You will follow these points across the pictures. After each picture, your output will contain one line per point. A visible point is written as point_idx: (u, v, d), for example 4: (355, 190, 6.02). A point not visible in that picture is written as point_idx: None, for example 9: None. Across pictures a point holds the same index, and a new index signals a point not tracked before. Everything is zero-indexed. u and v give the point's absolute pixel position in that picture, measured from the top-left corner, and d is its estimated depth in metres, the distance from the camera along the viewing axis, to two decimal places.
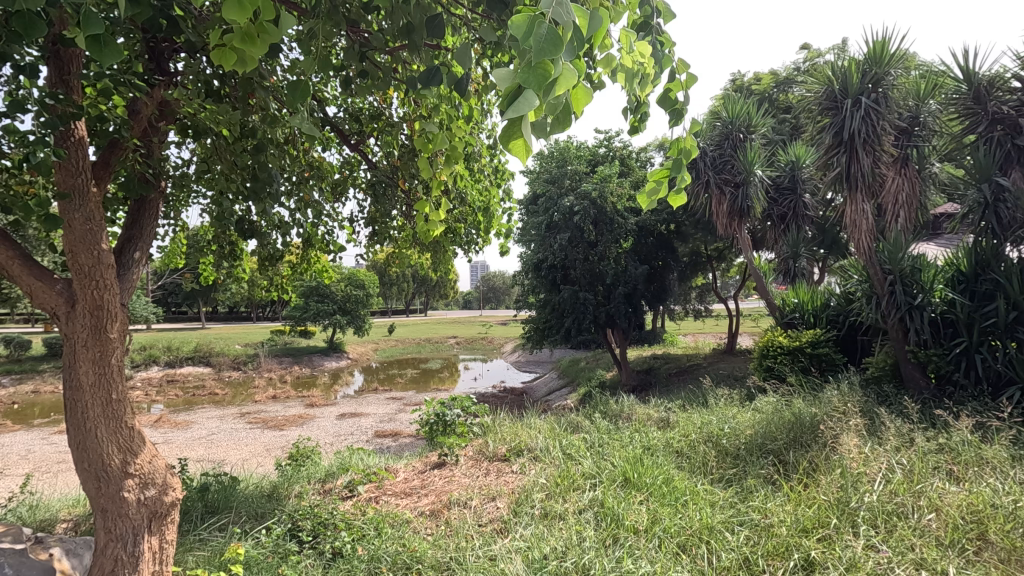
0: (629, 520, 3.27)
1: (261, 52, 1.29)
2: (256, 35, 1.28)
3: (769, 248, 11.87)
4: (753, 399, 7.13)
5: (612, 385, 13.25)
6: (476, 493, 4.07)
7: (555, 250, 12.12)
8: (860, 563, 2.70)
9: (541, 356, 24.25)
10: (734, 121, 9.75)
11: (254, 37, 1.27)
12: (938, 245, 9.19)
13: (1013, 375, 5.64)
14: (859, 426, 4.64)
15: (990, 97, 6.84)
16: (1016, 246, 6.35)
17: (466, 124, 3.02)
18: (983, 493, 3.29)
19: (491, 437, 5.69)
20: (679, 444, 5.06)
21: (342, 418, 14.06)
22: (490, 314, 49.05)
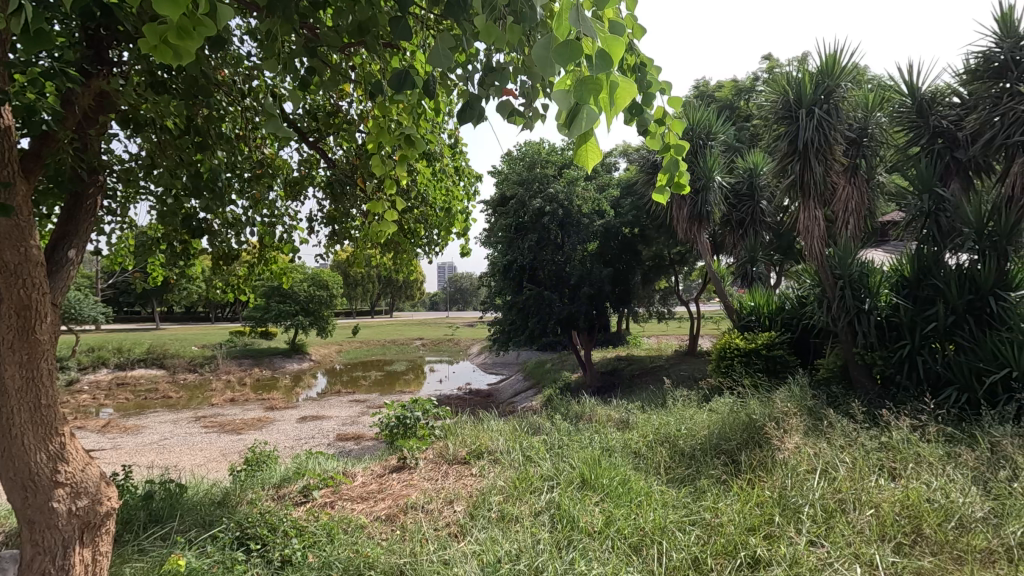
0: (583, 522, 3.30)
1: (198, 46, 1.22)
2: (194, 29, 1.22)
3: (728, 252, 12.19)
4: (711, 399, 7.31)
5: (576, 386, 13.36)
6: (434, 497, 4.03)
7: (521, 252, 12.13)
8: (801, 559, 2.79)
9: (507, 358, 24.21)
10: (695, 128, 9.98)
11: (189, 31, 1.21)
12: (886, 252, 9.62)
13: (951, 375, 5.94)
14: (808, 427, 4.79)
15: (932, 112, 7.24)
16: (955, 253, 6.70)
17: (424, 123, 2.98)
18: (919, 489, 3.46)
19: (452, 439, 5.64)
20: (637, 444, 5.14)
21: (302, 422, 13.73)
22: (456, 315, 48.74)
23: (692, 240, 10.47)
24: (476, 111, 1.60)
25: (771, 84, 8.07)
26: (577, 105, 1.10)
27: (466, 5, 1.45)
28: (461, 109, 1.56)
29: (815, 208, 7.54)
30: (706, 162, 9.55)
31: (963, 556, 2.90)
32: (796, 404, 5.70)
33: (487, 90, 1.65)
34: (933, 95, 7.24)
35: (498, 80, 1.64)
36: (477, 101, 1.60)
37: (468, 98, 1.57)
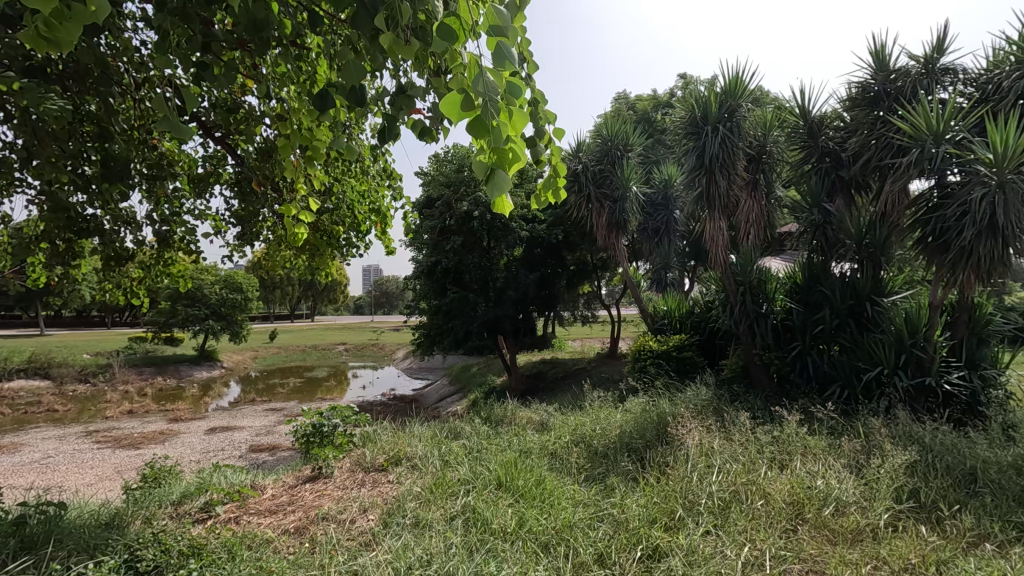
0: (496, 524, 3.35)
1: (75, 36, 1.15)
2: (69, 18, 1.14)
3: (645, 259, 12.77)
4: (626, 400, 7.62)
5: (501, 390, 13.45)
6: (347, 507, 3.91)
7: (447, 255, 12.09)
8: (698, 548, 2.99)
9: (432, 363, 23.97)
10: (614, 139, 10.38)
11: (65, 22, 1.13)
12: (783, 260, 10.44)
13: (836, 373, 6.57)
14: (710, 426, 5.12)
15: (821, 133, 7.84)
16: (839, 262, 7.40)
17: (336, 126, 2.84)
18: (804, 478, 3.78)
19: (370, 446, 5.50)
20: (554, 445, 5.25)
21: (211, 434, 12.87)
22: (381, 319, 47.56)
23: (611, 247, 10.87)
24: (393, 130, 1.61)
25: (681, 102, 8.54)
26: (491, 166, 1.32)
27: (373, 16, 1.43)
28: (379, 129, 1.56)
29: (720, 219, 8.04)
30: (623, 173, 9.97)
31: (837, 537, 3.24)
32: (701, 403, 6.07)
33: (401, 111, 1.61)
34: (823, 118, 7.79)
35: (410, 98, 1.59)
36: (395, 120, 1.62)
37: (385, 118, 1.58)
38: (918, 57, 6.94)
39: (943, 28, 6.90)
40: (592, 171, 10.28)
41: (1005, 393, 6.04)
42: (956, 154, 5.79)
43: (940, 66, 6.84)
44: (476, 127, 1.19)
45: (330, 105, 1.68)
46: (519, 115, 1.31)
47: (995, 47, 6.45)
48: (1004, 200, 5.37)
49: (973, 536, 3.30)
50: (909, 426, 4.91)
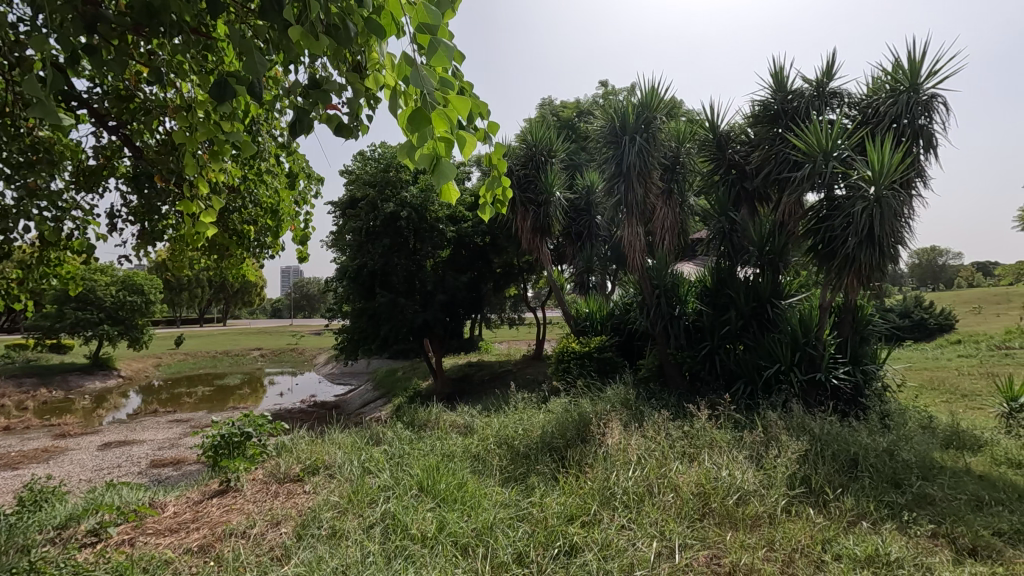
0: (415, 529, 3.30)
1: None
2: None
3: (568, 262, 13.09)
4: (548, 400, 7.76)
5: (426, 393, 13.30)
6: (258, 520, 3.70)
7: (371, 257, 11.79)
8: (611, 542, 3.12)
9: (355, 368, 23.22)
10: (537, 144, 10.55)
11: None
12: (695, 264, 11.07)
13: (741, 370, 7.09)
14: (627, 423, 5.33)
15: (728, 146, 8.32)
16: (744, 267, 7.95)
17: (243, 120, 2.68)
18: (710, 470, 4.01)
19: (285, 456, 5.23)
20: (476, 448, 5.25)
21: (105, 449, 11.76)
22: (300, 323, 45.58)
23: (535, 250, 11.04)
24: (306, 124, 1.53)
25: (601, 111, 8.81)
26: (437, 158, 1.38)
27: (282, 10, 1.36)
28: (289, 122, 1.49)
29: (637, 225, 8.38)
30: (547, 178, 10.16)
31: (738, 523, 3.49)
32: (620, 402, 6.30)
33: (314, 107, 1.53)
34: (729, 132, 8.26)
35: (323, 94, 1.51)
36: (306, 114, 1.54)
37: (296, 111, 1.50)
38: (810, 80, 7.57)
39: (831, 56, 7.58)
40: (517, 175, 10.42)
41: (881, 385, 6.76)
42: (841, 170, 6.40)
43: (829, 90, 7.50)
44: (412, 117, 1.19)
45: (230, 95, 1.55)
46: (460, 100, 1.31)
47: (873, 75, 7.18)
48: (880, 213, 6.00)
49: (854, 516, 3.66)
50: (801, 418, 5.36)
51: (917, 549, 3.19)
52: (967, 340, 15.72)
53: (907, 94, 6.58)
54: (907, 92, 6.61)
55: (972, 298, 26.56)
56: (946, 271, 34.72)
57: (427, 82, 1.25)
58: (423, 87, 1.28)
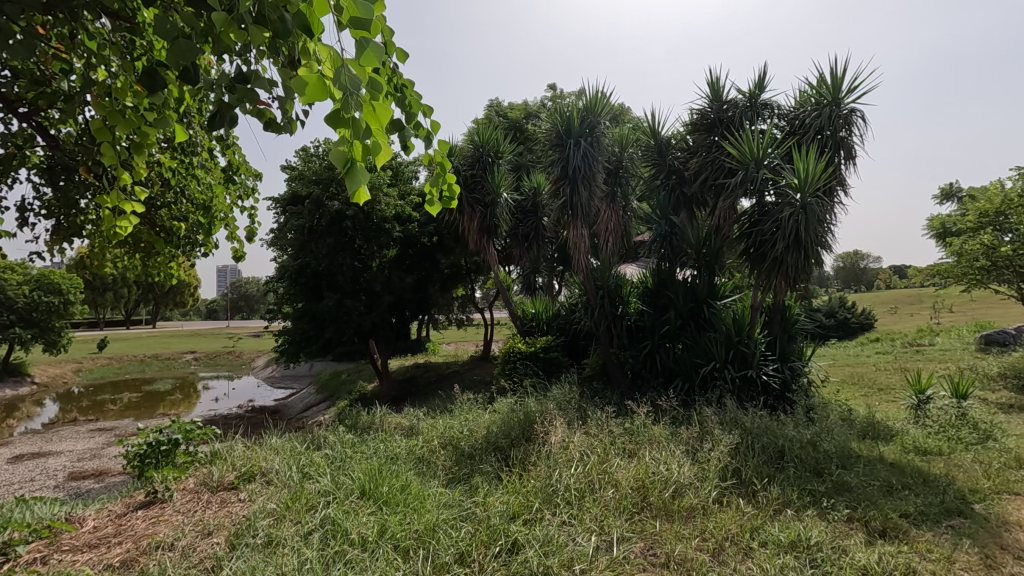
0: (355, 533, 3.24)
1: None
2: None
3: (515, 263, 13.18)
4: (494, 400, 7.78)
5: (371, 395, 13.04)
6: (187, 532, 3.51)
7: (314, 257, 11.46)
8: (552, 538, 3.17)
9: (297, 370, 22.46)
10: (484, 145, 10.56)
11: None
12: (638, 265, 11.39)
13: (679, 368, 7.40)
14: (570, 421, 5.42)
15: (668, 152, 8.59)
16: (683, 269, 8.27)
17: (172, 110, 2.54)
18: (649, 465, 4.14)
19: (218, 463, 4.98)
20: (421, 449, 5.20)
21: (16, 462, 10.84)
22: (238, 324, 43.65)
23: (481, 250, 11.04)
24: (227, 119, 1.40)
25: (547, 114, 8.88)
26: (349, 161, 1.27)
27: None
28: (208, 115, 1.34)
29: (582, 227, 8.52)
30: (494, 179, 10.20)
31: (673, 515, 3.63)
32: (564, 401, 6.40)
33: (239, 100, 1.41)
34: (669, 139, 8.55)
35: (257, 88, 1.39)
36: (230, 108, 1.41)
37: (217, 103, 1.37)
38: (744, 91, 7.94)
39: (762, 70, 7.99)
40: (464, 175, 10.42)
41: (806, 380, 7.20)
42: (770, 177, 6.78)
43: (760, 101, 7.90)
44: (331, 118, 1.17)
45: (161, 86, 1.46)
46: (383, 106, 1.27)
47: (800, 89, 7.61)
48: (805, 219, 6.38)
49: (780, 504, 3.87)
50: (734, 412, 5.62)
51: (834, 533, 3.42)
52: (883, 338, 16.93)
53: (830, 108, 7.04)
54: (829, 106, 7.05)
55: (889, 299, 28.59)
56: (867, 274, 37.28)
57: (351, 81, 1.22)
58: (347, 85, 1.22)
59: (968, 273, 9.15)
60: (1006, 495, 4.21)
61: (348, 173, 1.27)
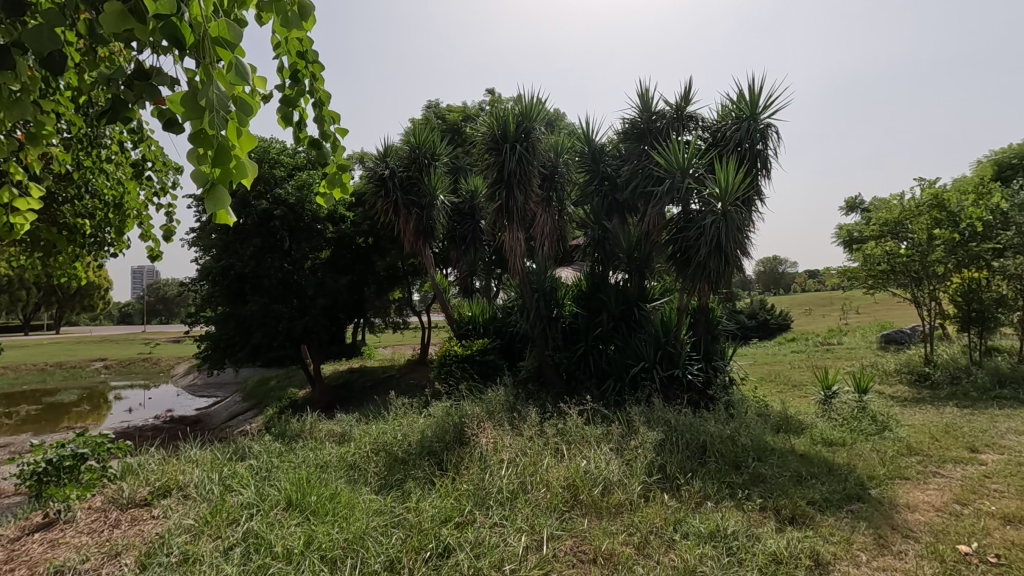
0: (280, 546, 3.11)
1: None
2: None
3: (452, 266, 13.11)
4: (429, 404, 7.71)
5: (303, 402, 12.57)
6: (92, 554, 3.24)
7: (241, 257, 10.93)
8: (483, 540, 3.19)
9: (222, 378, 21.30)
10: (421, 147, 10.46)
11: None
12: (572, 269, 11.64)
13: (612, 368, 7.65)
14: (503, 424, 5.46)
15: (602, 160, 8.83)
16: (615, 272, 8.55)
17: (64, 102, 2.31)
18: (581, 464, 4.24)
19: (130, 479, 4.64)
20: (353, 456, 5.07)
21: None
22: (155, 330, 40.85)
23: (418, 253, 10.90)
24: (124, 113, 1.29)
25: (484, 118, 8.87)
26: (209, 179, 0.97)
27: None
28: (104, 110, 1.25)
29: (518, 231, 8.59)
30: (431, 181, 10.16)
31: (603, 512, 3.76)
32: (499, 404, 6.43)
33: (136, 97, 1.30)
34: (602, 147, 8.80)
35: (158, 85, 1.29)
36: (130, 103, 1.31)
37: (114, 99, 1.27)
38: (671, 103, 8.29)
39: (688, 83, 8.37)
40: (400, 177, 10.27)
41: (727, 378, 7.62)
42: (695, 187, 7.15)
43: (686, 113, 8.28)
44: (193, 136, 0.92)
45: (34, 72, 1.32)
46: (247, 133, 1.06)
47: (722, 103, 8.04)
48: (726, 226, 6.76)
49: (700, 496, 4.08)
50: (661, 411, 5.84)
51: (749, 522, 3.65)
52: (799, 338, 18.17)
53: (749, 122, 7.49)
54: (748, 120, 7.50)
55: (805, 301, 30.65)
56: (785, 278, 39.76)
57: (220, 98, 0.98)
58: (217, 100, 0.99)
59: (869, 277, 9.97)
60: (897, 480, 4.64)
61: (210, 195, 0.96)
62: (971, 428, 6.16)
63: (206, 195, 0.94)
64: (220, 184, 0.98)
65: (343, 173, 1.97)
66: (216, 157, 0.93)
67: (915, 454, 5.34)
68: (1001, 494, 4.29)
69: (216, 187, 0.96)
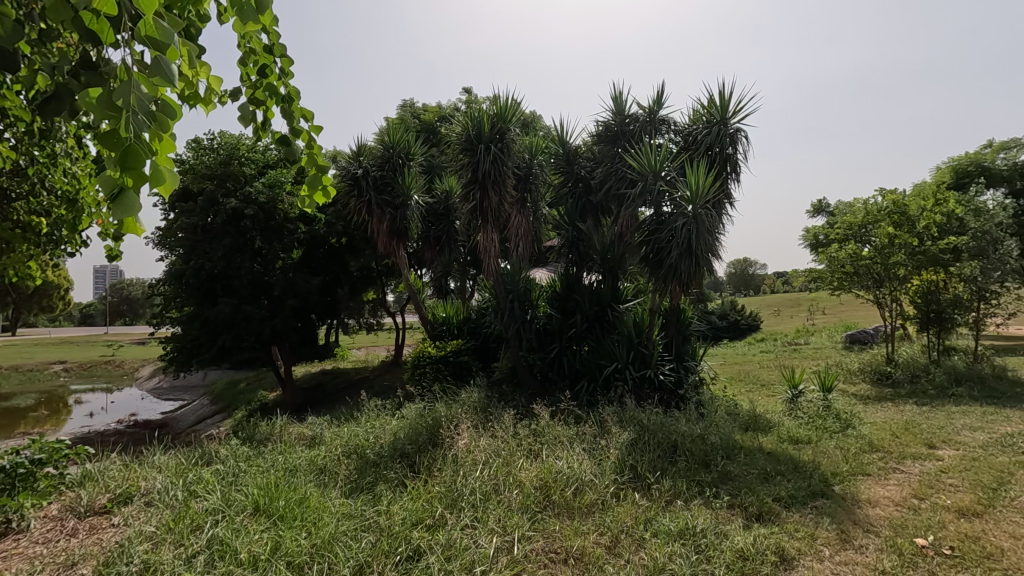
0: (245, 553, 3.04)
1: None
2: None
3: (427, 266, 13.02)
4: (403, 406, 7.63)
5: (273, 405, 12.32)
6: (47, 565, 3.11)
7: (209, 257, 10.66)
8: (454, 543, 3.17)
9: (188, 380, 20.74)
10: (395, 147, 10.35)
11: None
12: (546, 270, 11.66)
13: (585, 369, 7.70)
14: (476, 426, 5.44)
15: (577, 162, 8.86)
16: (589, 274, 8.60)
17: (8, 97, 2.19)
18: (553, 465, 4.25)
19: (88, 485, 4.46)
20: (323, 459, 4.99)
21: None
22: (118, 331, 39.55)
23: (391, 253, 10.79)
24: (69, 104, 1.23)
25: (458, 118, 8.82)
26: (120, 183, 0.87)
27: None
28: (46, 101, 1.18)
29: (492, 232, 8.58)
30: (405, 181, 10.08)
31: (575, 512, 3.78)
32: (472, 405, 6.41)
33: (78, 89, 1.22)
34: (576, 149, 8.84)
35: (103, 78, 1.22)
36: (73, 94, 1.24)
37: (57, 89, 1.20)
38: (644, 107, 8.39)
39: (660, 87, 8.48)
40: (373, 176, 10.16)
41: (698, 379, 7.74)
42: (667, 190, 7.24)
43: (658, 117, 8.38)
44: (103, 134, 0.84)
45: None
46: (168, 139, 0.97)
47: (693, 107, 8.16)
48: (696, 229, 6.87)
49: (670, 495, 4.14)
50: (633, 411, 5.90)
51: (717, 520, 3.72)
52: (767, 338, 18.60)
53: (719, 126, 7.63)
54: (718, 125, 7.64)
55: (774, 303, 31.33)
56: (755, 279, 40.47)
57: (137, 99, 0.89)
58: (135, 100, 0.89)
59: (834, 279, 10.25)
60: (860, 476, 4.78)
61: (124, 201, 0.87)
62: (929, 425, 6.38)
63: (114, 201, 0.86)
64: (133, 190, 0.89)
65: (323, 174, 1.90)
66: (126, 160, 0.83)
67: (877, 450, 5.50)
68: (956, 489, 4.46)
69: (126, 194, 0.87)
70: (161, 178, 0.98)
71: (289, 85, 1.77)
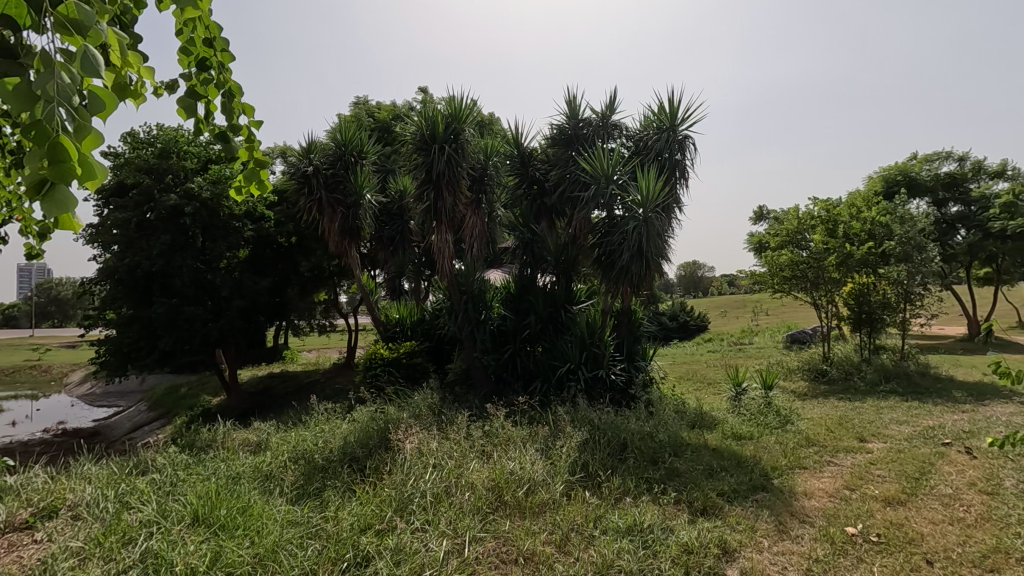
0: (181, 563, 2.88)
1: None
2: None
3: (380, 267, 12.79)
4: (353, 409, 7.46)
5: (216, 410, 11.80)
6: None
7: (147, 255, 10.12)
8: (404, 546, 3.13)
9: (123, 386, 19.61)
10: (348, 145, 10.10)
11: None
12: (500, 272, 11.70)
13: (539, 370, 7.75)
14: (427, 428, 5.38)
15: (531, 164, 8.90)
16: (543, 275, 8.66)
17: None
18: (505, 466, 4.25)
19: (7, 499, 4.14)
20: (269, 465, 4.82)
21: None
22: (44, 334, 37.00)
23: (343, 253, 10.55)
24: None
25: (412, 117, 8.69)
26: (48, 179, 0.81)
27: None
28: None
29: (446, 232, 8.50)
30: (358, 179, 9.87)
31: (527, 512, 3.81)
32: (425, 408, 6.34)
33: None
34: (531, 152, 8.88)
35: None
36: None
37: None
38: (597, 112, 8.54)
39: (613, 93, 8.67)
40: (325, 174, 9.91)
41: (647, 378, 7.93)
42: (619, 194, 7.40)
43: (611, 122, 8.55)
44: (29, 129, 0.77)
45: None
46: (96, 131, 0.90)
47: (644, 114, 8.37)
48: (647, 231, 7.05)
49: (619, 492, 4.22)
50: (585, 411, 5.97)
51: (664, 515, 3.82)
52: (714, 338, 19.26)
53: (668, 133, 7.87)
54: (668, 131, 7.88)
55: (720, 304, 32.49)
56: (703, 281, 41.89)
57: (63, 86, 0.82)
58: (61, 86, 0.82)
59: (775, 281, 10.71)
60: (797, 470, 5.02)
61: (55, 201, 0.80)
62: (860, 419, 6.78)
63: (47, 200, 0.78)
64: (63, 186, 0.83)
65: (260, 169, 1.85)
66: (55, 154, 0.77)
67: (812, 444, 5.79)
68: (883, 479, 4.75)
69: (59, 187, 0.78)
70: (94, 170, 0.88)
71: (231, 80, 1.68)
